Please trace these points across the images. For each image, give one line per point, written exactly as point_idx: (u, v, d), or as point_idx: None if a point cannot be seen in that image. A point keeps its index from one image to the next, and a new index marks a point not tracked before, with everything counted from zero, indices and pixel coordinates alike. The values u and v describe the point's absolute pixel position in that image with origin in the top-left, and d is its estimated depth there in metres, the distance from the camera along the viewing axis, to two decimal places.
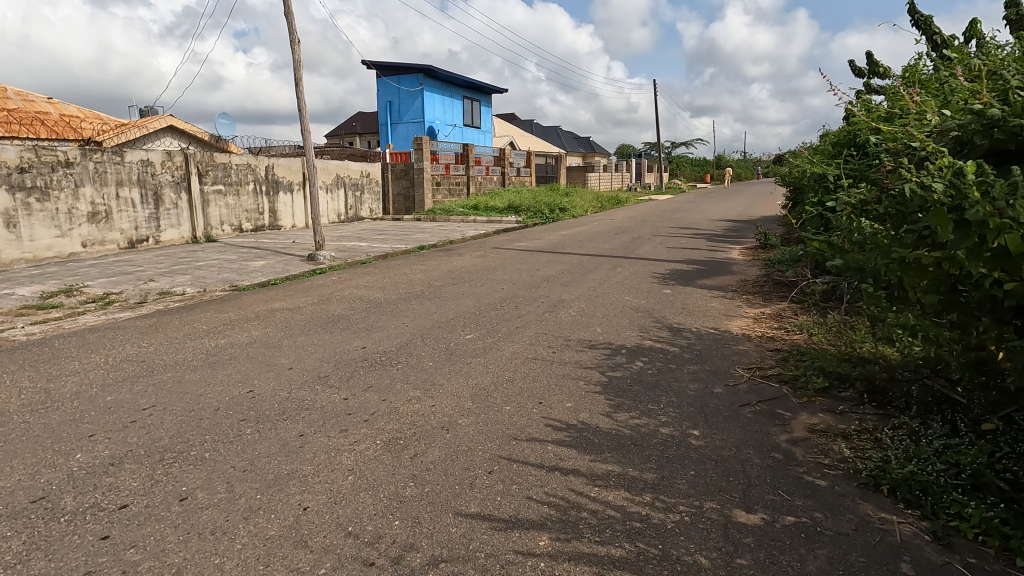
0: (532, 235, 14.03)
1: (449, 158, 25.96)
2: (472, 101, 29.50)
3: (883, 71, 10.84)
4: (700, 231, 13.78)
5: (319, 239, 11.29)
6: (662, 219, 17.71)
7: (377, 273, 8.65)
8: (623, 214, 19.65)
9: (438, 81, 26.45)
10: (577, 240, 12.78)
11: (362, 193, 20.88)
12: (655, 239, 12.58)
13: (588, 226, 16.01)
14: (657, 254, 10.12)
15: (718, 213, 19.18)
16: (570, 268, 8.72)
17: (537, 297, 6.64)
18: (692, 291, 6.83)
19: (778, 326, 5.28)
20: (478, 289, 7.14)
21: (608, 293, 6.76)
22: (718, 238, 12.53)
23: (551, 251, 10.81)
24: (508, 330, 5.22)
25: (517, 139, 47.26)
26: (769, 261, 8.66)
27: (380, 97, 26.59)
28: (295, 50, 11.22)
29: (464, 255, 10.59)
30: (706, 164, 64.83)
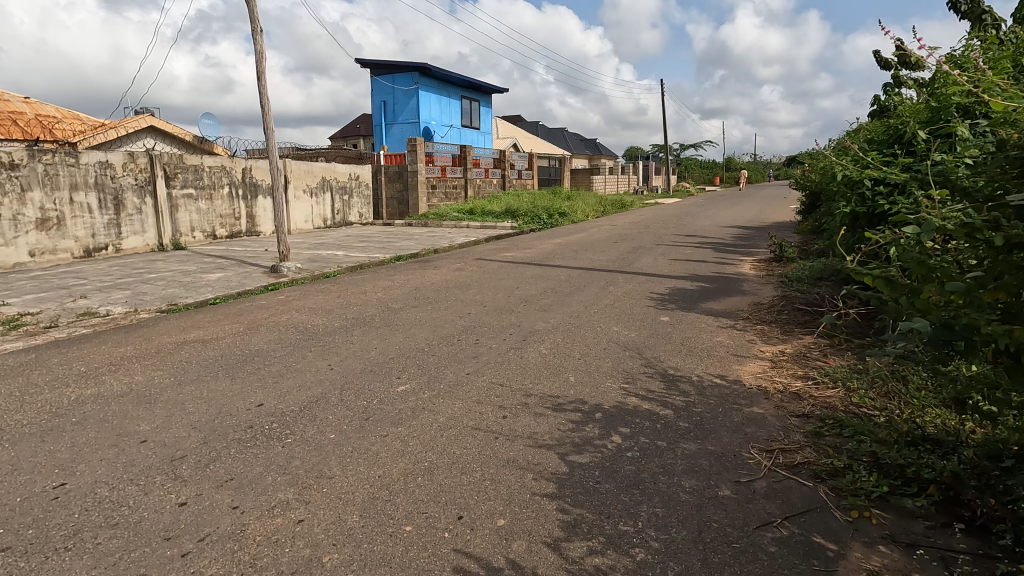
0: (523, 243, 12.91)
1: (445, 161, 24.92)
2: (471, 101, 28.44)
3: (916, 62, 9.61)
4: (707, 240, 12.58)
5: (283, 249, 10.24)
6: (666, 225, 16.52)
7: (334, 290, 7.57)
8: (626, 220, 18.51)
9: (434, 80, 25.42)
10: (571, 250, 11.64)
11: (351, 197, 19.87)
12: (657, 249, 11.41)
13: (586, 234, 14.85)
14: (656, 268, 8.97)
15: (727, 219, 17.96)
16: (553, 285, 7.60)
17: (506, 326, 5.51)
18: (693, 320, 5.67)
19: (803, 374, 4.11)
20: (439, 315, 6.03)
21: (591, 321, 5.63)
22: (727, 248, 11.35)
23: (539, 264, 9.68)
24: (454, 377, 4.09)
25: (521, 141, 46.20)
26: (786, 279, 7.47)
27: (374, 97, 25.57)
28: (257, 42, 10.20)
29: (440, 267, 9.49)
30: (715, 167, 63.45)
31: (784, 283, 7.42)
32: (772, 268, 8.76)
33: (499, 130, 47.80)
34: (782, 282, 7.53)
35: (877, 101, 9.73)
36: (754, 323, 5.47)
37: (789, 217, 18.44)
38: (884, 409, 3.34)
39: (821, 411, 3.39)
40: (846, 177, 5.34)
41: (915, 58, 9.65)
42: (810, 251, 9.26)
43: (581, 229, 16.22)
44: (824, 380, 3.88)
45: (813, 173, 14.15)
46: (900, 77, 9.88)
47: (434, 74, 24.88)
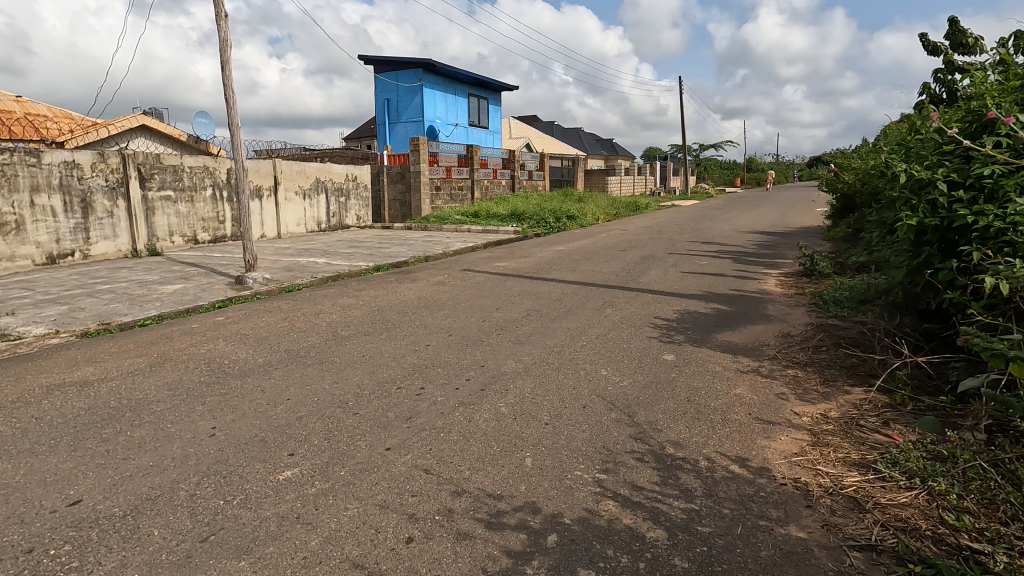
0: (522, 250, 11.80)
1: (450, 161, 23.93)
2: (479, 99, 27.40)
3: (974, 43, 8.22)
4: (726, 248, 11.33)
5: (250, 258, 9.26)
6: (680, 231, 15.25)
7: (285, 309, 6.53)
8: (638, 225, 17.26)
9: (439, 77, 24.42)
10: (572, 258, 10.47)
11: (348, 199, 18.95)
12: (668, 259, 10.20)
13: (592, 240, 13.67)
14: (665, 283, 7.77)
15: (748, 224, 16.61)
16: (540, 306, 6.46)
17: (466, 365, 4.38)
18: (705, 359, 4.47)
19: (859, 457, 2.91)
20: (390, 348, 4.92)
21: (574, 360, 4.49)
22: (748, 258, 10.11)
23: (531, 276, 8.55)
24: (367, 455, 2.97)
25: (534, 142, 45.11)
26: (821, 303, 6.24)
27: (378, 94, 24.65)
28: (222, 28, 9.24)
29: (419, 280, 8.42)
30: (735, 168, 61.61)
31: (818, 307, 6.17)
32: (801, 284, 7.50)
33: (512, 129, 46.73)
34: (815, 306, 6.27)
35: (926, 91, 8.38)
36: (785, 369, 4.26)
37: (816, 221, 17.03)
38: (998, 544, 2.13)
39: (897, 543, 2.19)
40: (907, 181, 4.08)
41: (972, 39, 8.26)
42: (846, 265, 8.00)
43: (588, 234, 15.00)
44: (892, 473, 2.68)
45: (846, 173, 12.75)
46: (954, 63, 8.50)
47: (439, 70, 23.87)
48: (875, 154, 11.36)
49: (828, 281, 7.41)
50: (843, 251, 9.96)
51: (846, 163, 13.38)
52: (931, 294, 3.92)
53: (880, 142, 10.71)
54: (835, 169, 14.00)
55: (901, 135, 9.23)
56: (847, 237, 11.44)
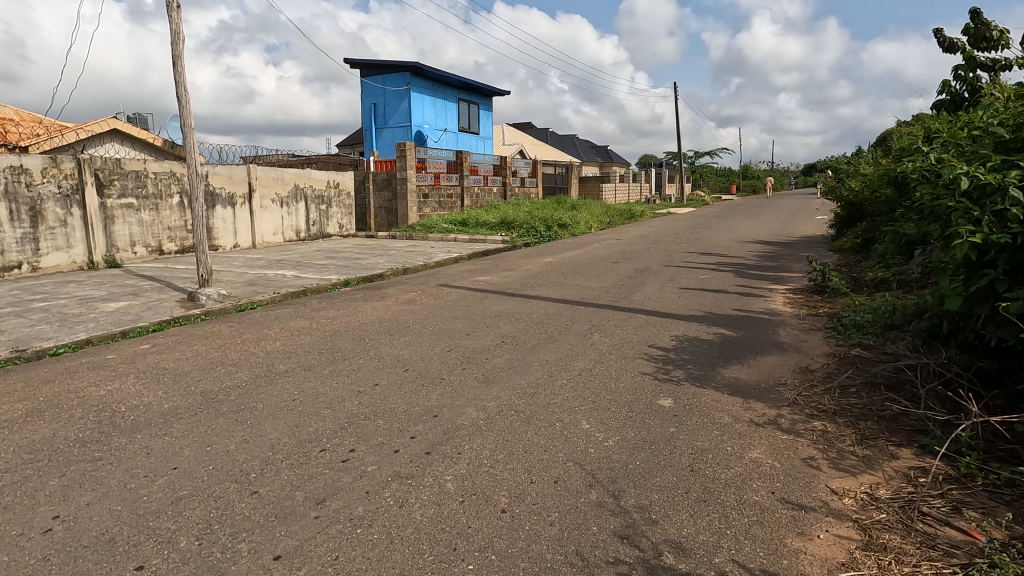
0: (507, 262, 11.01)
1: (439, 167, 23.20)
2: (470, 104, 26.71)
3: (999, 36, 7.49)
4: (725, 260, 10.57)
5: (204, 273, 8.42)
6: (677, 240, 14.48)
7: (225, 335, 5.69)
8: (632, 234, 16.51)
9: (428, 81, 23.72)
10: (558, 271, 9.67)
11: (329, 206, 18.15)
12: (664, 272, 9.42)
13: (583, 250, 12.89)
14: (659, 302, 6.97)
15: (747, 233, 15.87)
16: (517, 330, 5.64)
17: (414, 414, 3.55)
18: (708, 405, 3.66)
19: (933, 573, 2.08)
20: (329, 388, 4.09)
21: (548, 406, 3.66)
22: (750, 271, 9.34)
23: (513, 293, 7.74)
24: (243, 573, 2.12)
25: (528, 148, 44.52)
26: (839, 328, 5.45)
27: (364, 99, 23.91)
28: (174, 20, 8.46)
29: (388, 297, 7.60)
30: (731, 175, 61.15)
31: (835, 332, 5.38)
32: (812, 303, 6.72)
33: (505, 136, 46.06)
34: (832, 331, 5.48)
35: (947, 89, 7.62)
36: (809, 420, 3.44)
37: (818, 231, 16.30)
38: None
39: None
40: (968, 186, 3.21)
41: (997, 33, 7.53)
42: (861, 281, 7.22)
43: (578, 244, 14.22)
44: None
45: (853, 180, 11.99)
46: (976, 59, 7.76)
47: (428, 74, 23.17)
48: (884, 160, 10.63)
49: (842, 300, 6.64)
50: (852, 264, 9.21)
51: (852, 169, 12.65)
52: (1001, 331, 3.08)
53: (892, 146, 9.96)
54: (840, 175, 13.28)
55: (916, 138, 8.49)
56: (855, 248, 10.69)
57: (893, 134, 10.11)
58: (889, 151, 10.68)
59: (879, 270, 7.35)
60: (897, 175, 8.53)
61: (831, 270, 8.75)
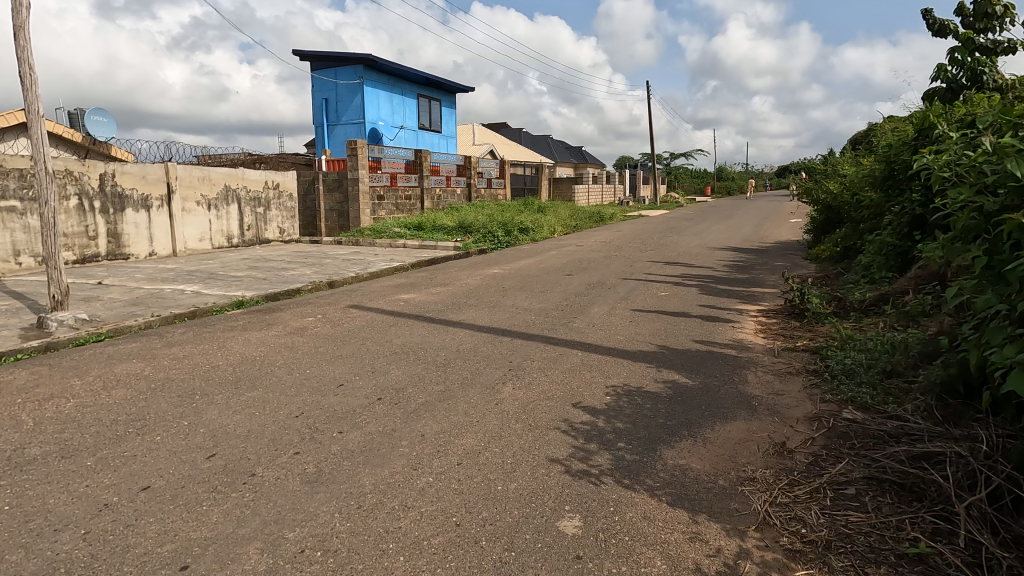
0: (446, 274, 9.65)
1: (395, 167, 21.84)
2: (431, 101, 25.30)
3: (1003, 12, 6.54)
4: (690, 271, 9.39)
5: (57, 294, 6.88)
6: (642, 247, 13.32)
7: (11, 388, 4.20)
8: (596, 239, 15.32)
9: (383, 75, 22.27)
10: (498, 286, 8.35)
11: (267, 209, 16.56)
12: (620, 287, 8.16)
13: (536, 259, 11.61)
14: (604, 330, 5.69)
15: (718, 238, 14.80)
16: (407, 378, 4.30)
17: (151, 565, 2.16)
18: (633, 532, 2.35)
19: None
20: (67, 497, 2.67)
21: (381, 541, 2.30)
22: (717, 285, 8.15)
23: (432, 317, 6.38)
24: None
25: (498, 148, 43.23)
26: (822, 374, 4.23)
27: (315, 94, 22.32)
28: None
29: (277, 324, 6.18)
30: (706, 176, 60.71)
31: (818, 380, 4.15)
32: (786, 331, 5.53)
33: (475, 135, 44.61)
34: (813, 377, 4.26)
35: (942, 75, 6.50)
36: (789, 565, 2.17)
37: (792, 235, 15.31)
38: None
39: None
40: None
41: (1000, 9, 6.57)
42: (844, 302, 6.07)
43: (534, 252, 12.95)
44: None
45: (832, 182, 10.93)
46: (975, 40, 6.69)
47: (382, 67, 21.72)
48: (865, 160, 9.59)
49: (823, 327, 5.46)
50: (830, 279, 8.10)
51: (829, 169, 11.60)
52: None
53: (875, 145, 8.89)
54: (815, 177, 12.26)
55: (904, 135, 7.41)
56: (834, 257, 9.62)
57: (875, 132, 9.06)
58: (871, 149, 9.63)
59: (865, 291, 6.22)
60: (884, 177, 7.44)
61: (807, 285, 7.62)
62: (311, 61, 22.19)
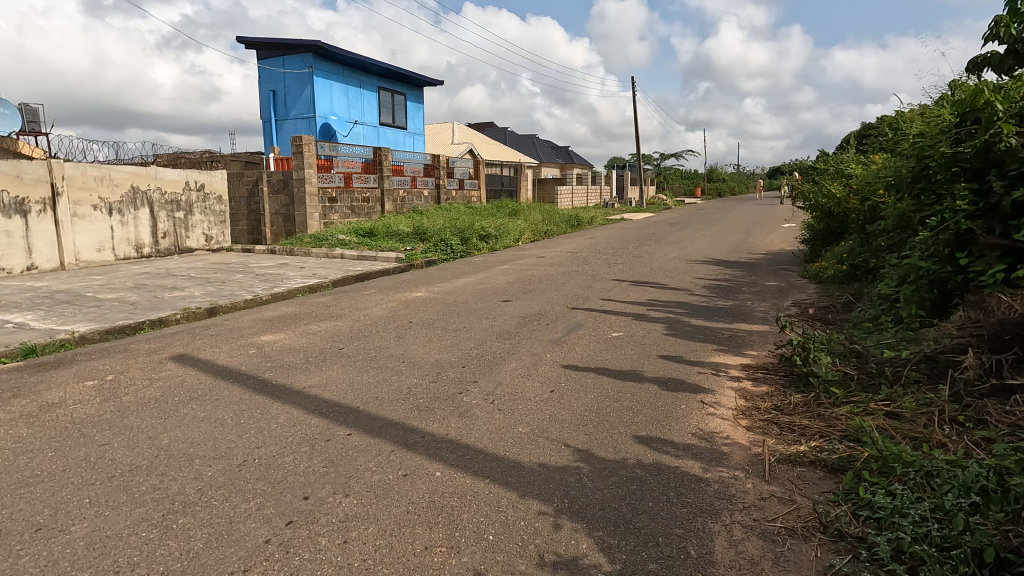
0: (355, 299, 7.68)
1: (351, 166, 19.85)
2: (394, 95, 23.26)
3: None
4: (659, 297, 7.47)
5: None
6: (611, 260, 11.40)
7: None
8: (562, 249, 13.37)
9: (338, 65, 20.25)
10: (405, 321, 6.36)
11: (189, 213, 14.51)
12: (562, 321, 6.23)
13: (480, 276, 9.64)
14: (505, 413, 3.70)
15: (700, 249, 12.88)
16: (72, 557, 2.27)
17: None
18: None
19: None
20: None
21: None
22: (688, 320, 6.25)
23: (271, 381, 4.40)
24: None
25: (479, 148, 41.28)
26: (850, 546, 2.30)
27: (262, 85, 20.21)
28: None
29: (32, 393, 4.16)
30: (696, 178, 59.00)
31: (847, 564, 2.20)
32: (781, 418, 3.58)
33: (454, 133, 42.53)
34: (834, 551, 2.30)
35: (1002, 32, 4.60)
36: None
37: (786, 245, 13.42)
38: None
39: None
40: None
41: None
42: (866, 361, 4.14)
43: (483, 266, 10.96)
44: None
45: (837, 183, 9.01)
46: None
47: (336, 56, 19.70)
48: (880, 157, 7.69)
49: (838, 412, 3.53)
50: (839, 312, 6.19)
51: (831, 167, 9.69)
52: None
53: (896, 136, 6.99)
54: (813, 179, 10.36)
55: (941, 123, 5.50)
56: (840, 278, 7.71)
57: (893, 123, 7.19)
58: (887, 142, 7.75)
59: (897, 343, 4.30)
60: (915, 178, 5.54)
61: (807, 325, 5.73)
62: (257, 49, 20.06)
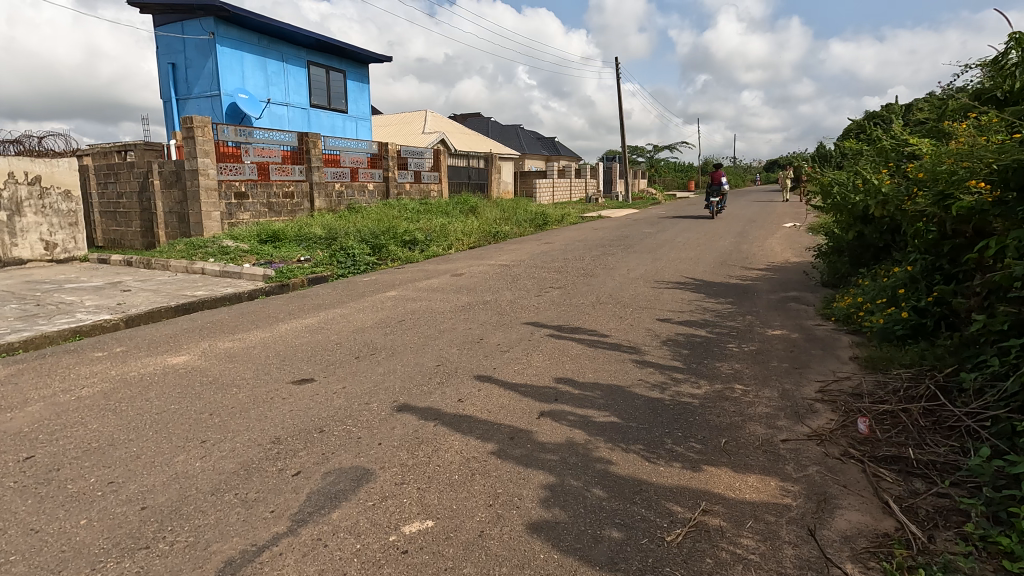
0: (49, 373, 4.37)
1: (267, 155, 16.47)
2: (330, 72, 19.79)
3: None
4: (578, 375, 4.18)
5: None
6: (549, 281, 8.09)
7: None
8: (494, 262, 10.06)
9: (250, 33, 16.83)
10: (14, 457, 3.03)
11: (17, 212, 11.15)
12: (341, 459, 2.93)
13: (333, 314, 6.32)
14: None
15: (679, 261, 9.57)
16: None
17: None
18: None
19: None
20: None
21: None
22: (606, 456, 2.95)
23: None
24: None
25: (453, 138, 37.83)
26: None
27: (160, 58, 16.81)
28: None
29: None
30: (690, 171, 55.70)
31: None
32: None
33: (426, 121, 39.05)
34: None
35: None
36: None
37: (794, 256, 10.05)
38: None
39: None
40: None
41: None
42: None
43: (363, 293, 7.65)
44: None
45: (885, 173, 5.72)
46: None
47: (245, 21, 16.26)
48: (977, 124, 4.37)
49: None
50: (928, 446, 2.92)
51: (863, 148, 6.40)
52: None
53: None
54: (838, 166, 7.02)
55: None
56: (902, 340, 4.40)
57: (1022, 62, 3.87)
58: (990, 99, 4.45)
59: None
60: None
61: (871, 508, 2.48)
62: (152, 12, 16.59)
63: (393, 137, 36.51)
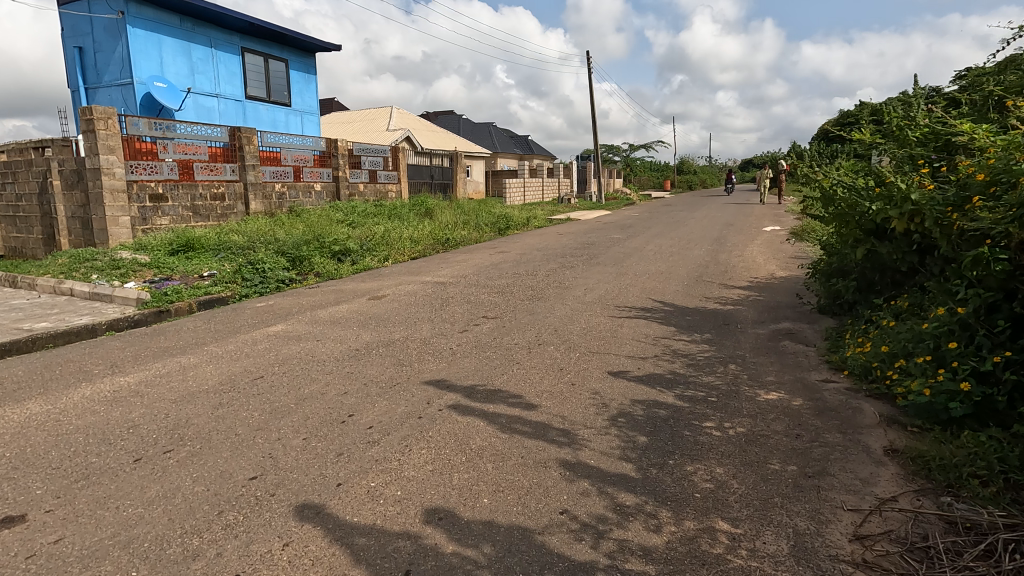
0: None
1: (190, 151, 14.54)
2: (269, 60, 17.88)
3: None
4: (468, 500, 2.58)
5: None
6: (485, 307, 6.47)
7: None
8: (428, 279, 8.38)
9: (170, 13, 14.90)
10: None
11: None
12: None
13: (171, 366, 4.59)
14: None
15: (647, 278, 8.05)
16: None
17: None
18: None
19: None
20: None
21: None
22: None
23: None
24: None
25: (419, 135, 35.95)
26: None
27: (67, 41, 14.79)
28: None
29: None
30: (666, 171, 54.70)
31: None
32: None
33: (391, 118, 37.12)
34: None
35: None
36: None
37: (780, 269, 8.62)
38: None
39: None
40: None
41: None
42: None
43: (243, 326, 5.94)
44: None
45: (914, 174, 4.26)
46: None
47: None
48: None
49: None
50: None
51: (877, 142, 4.95)
52: None
53: None
54: (840, 164, 5.55)
55: None
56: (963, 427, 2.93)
57: None
58: None
59: None
60: None
61: None
62: None
63: (355, 135, 34.52)
